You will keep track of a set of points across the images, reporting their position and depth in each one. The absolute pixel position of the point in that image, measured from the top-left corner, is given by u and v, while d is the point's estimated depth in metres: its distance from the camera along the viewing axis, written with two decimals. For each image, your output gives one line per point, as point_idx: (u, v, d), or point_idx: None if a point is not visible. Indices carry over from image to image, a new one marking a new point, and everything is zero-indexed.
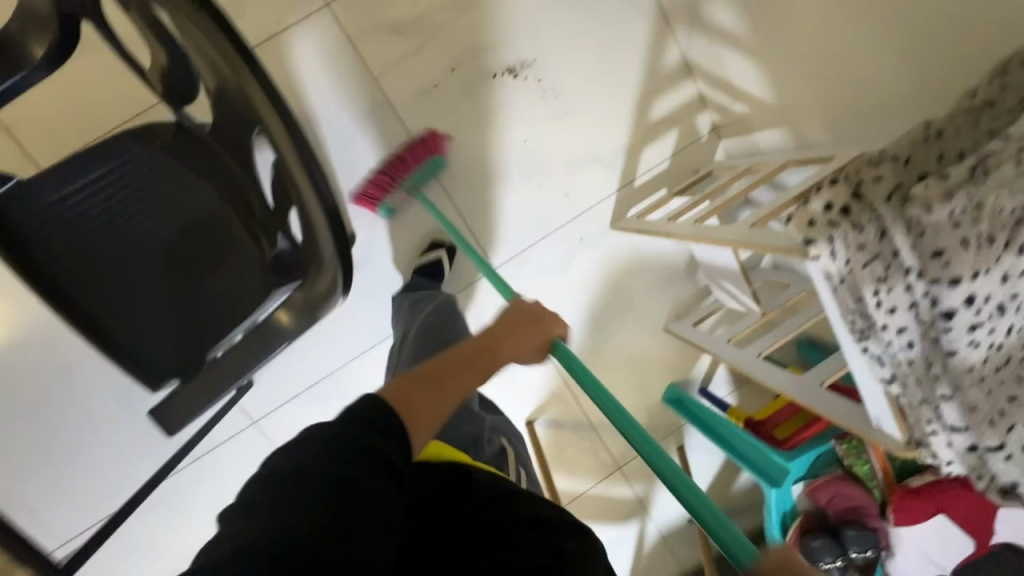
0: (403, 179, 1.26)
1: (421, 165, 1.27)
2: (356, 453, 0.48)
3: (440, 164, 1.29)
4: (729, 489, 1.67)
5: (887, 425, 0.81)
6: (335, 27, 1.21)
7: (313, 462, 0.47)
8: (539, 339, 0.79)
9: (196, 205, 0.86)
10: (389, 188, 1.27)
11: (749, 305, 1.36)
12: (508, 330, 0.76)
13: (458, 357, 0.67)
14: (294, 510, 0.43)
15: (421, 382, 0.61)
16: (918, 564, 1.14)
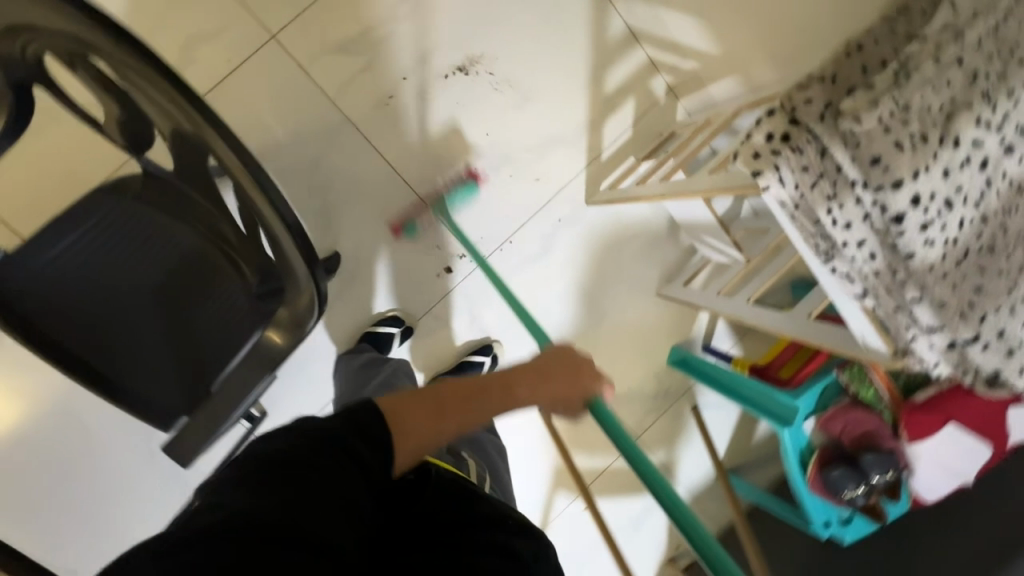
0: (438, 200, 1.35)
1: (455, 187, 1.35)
2: (332, 448, 0.55)
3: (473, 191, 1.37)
4: (750, 441, 1.68)
5: (872, 340, 0.81)
6: (284, 57, 1.25)
7: (293, 450, 0.54)
8: (572, 387, 0.76)
9: (176, 245, 0.90)
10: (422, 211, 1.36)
11: (733, 256, 1.38)
12: (537, 372, 0.74)
13: (470, 384, 0.69)
14: (272, 490, 0.50)
15: (424, 401, 0.64)
16: (941, 479, 1.15)
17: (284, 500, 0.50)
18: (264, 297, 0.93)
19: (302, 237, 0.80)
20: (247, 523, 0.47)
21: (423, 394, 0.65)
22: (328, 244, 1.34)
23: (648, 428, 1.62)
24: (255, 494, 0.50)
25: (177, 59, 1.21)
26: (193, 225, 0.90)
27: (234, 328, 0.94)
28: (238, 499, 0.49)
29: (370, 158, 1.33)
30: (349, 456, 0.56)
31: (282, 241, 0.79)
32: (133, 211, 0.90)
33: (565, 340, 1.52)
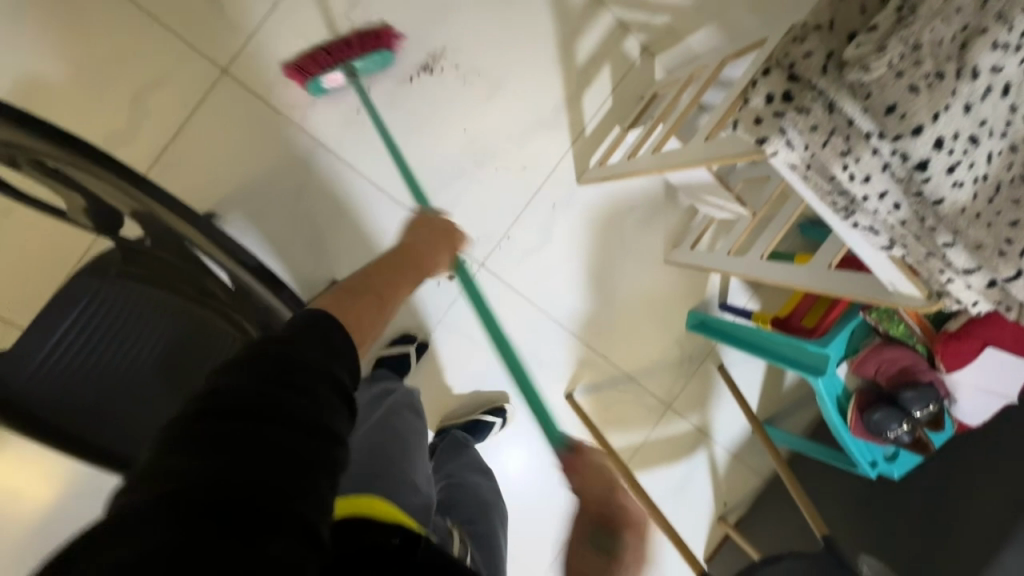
0: (345, 63, 1.16)
1: (364, 53, 1.17)
2: (296, 380, 0.45)
3: (390, 62, 1.21)
4: (781, 390, 1.66)
5: (903, 286, 0.79)
6: (241, 89, 1.20)
7: (244, 391, 0.43)
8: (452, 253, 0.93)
9: (174, 315, 0.88)
10: (326, 64, 1.16)
11: (737, 211, 1.33)
12: (428, 244, 0.90)
13: (377, 273, 0.76)
14: (221, 450, 0.39)
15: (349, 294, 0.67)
16: (985, 403, 1.13)
17: (240, 461, 0.39)
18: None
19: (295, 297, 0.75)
20: (199, 500, 0.37)
21: (360, 290, 0.69)
22: (324, 274, 1.30)
23: (677, 395, 1.60)
24: (203, 457, 0.39)
25: (132, 112, 1.16)
26: (189, 291, 0.88)
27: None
28: (183, 463, 0.38)
29: (350, 176, 1.28)
30: (316, 391, 0.46)
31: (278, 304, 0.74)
32: (123, 290, 0.87)
33: (579, 324, 1.49)
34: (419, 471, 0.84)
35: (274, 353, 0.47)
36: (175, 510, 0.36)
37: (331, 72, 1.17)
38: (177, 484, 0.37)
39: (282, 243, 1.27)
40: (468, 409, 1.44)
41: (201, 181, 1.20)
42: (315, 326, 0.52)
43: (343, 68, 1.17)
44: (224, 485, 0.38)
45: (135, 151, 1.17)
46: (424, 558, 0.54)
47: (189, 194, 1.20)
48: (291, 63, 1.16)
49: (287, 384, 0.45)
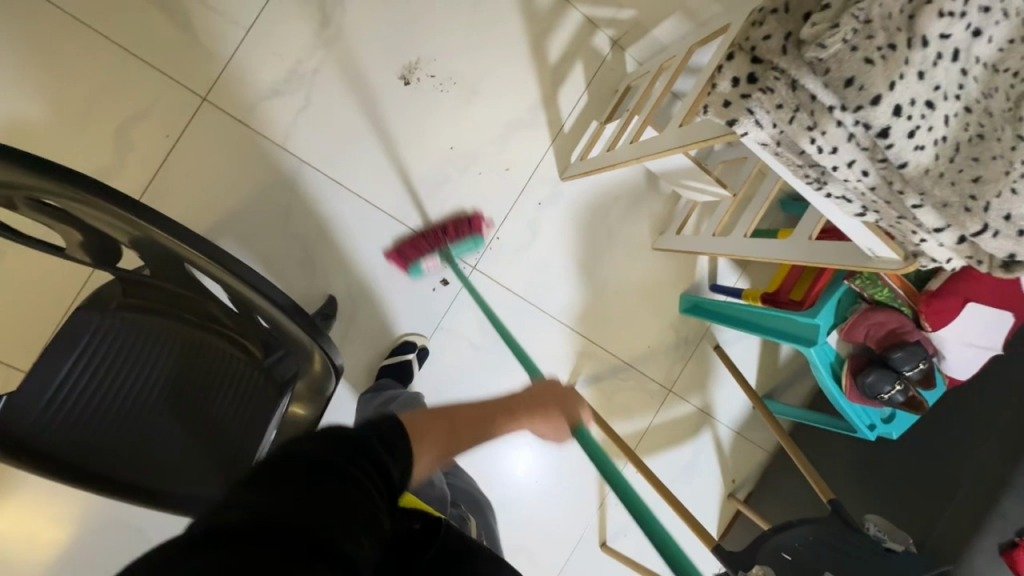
0: (441, 249, 1.31)
1: (460, 238, 1.32)
2: (354, 452, 0.51)
3: (479, 245, 1.36)
4: (777, 364, 1.69)
5: (881, 250, 0.82)
6: (222, 114, 1.21)
7: (311, 451, 0.48)
8: (565, 422, 0.76)
9: (175, 343, 0.89)
10: (424, 250, 1.31)
11: (718, 193, 1.36)
12: (541, 401, 0.76)
13: (469, 409, 0.70)
14: (282, 489, 0.43)
15: (436, 426, 0.65)
16: (974, 357, 1.16)
17: (287, 498, 0.43)
18: (275, 368, 0.91)
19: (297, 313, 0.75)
20: (249, 527, 0.40)
21: (440, 414, 0.66)
22: (321, 290, 1.32)
23: (677, 378, 1.63)
24: (258, 494, 0.43)
25: (116, 148, 1.17)
26: (190, 315, 0.90)
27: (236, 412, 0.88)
28: (251, 495, 0.43)
29: (338, 192, 1.30)
30: (367, 463, 0.51)
31: (280, 317, 0.74)
32: (121, 321, 0.88)
33: (574, 318, 1.52)
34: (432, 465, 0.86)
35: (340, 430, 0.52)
36: (226, 534, 0.39)
37: (428, 257, 1.31)
38: (243, 511, 0.41)
39: (277, 263, 1.28)
40: (473, 408, 1.46)
41: (191, 209, 1.22)
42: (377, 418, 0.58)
43: (438, 253, 1.32)
44: (284, 516, 0.41)
45: (123, 184, 1.18)
46: (448, 535, 0.59)
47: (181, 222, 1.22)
48: (392, 251, 1.32)
49: (348, 452, 0.50)
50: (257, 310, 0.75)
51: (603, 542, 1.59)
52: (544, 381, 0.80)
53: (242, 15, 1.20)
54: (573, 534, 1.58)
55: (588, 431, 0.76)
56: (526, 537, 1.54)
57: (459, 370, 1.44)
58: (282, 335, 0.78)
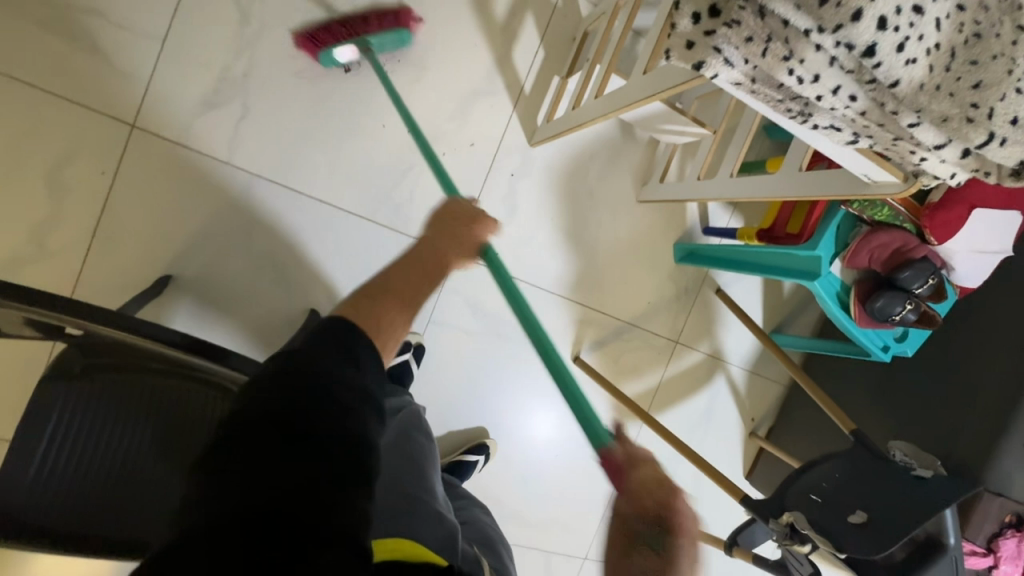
0: (359, 35, 1.13)
1: (383, 32, 1.14)
2: (325, 411, 0.54)
3: (406, 42, 1.19)
4: (782, 296, 1.65)
5: (878, 174, 0.77)
6: (156, 139, 1.13)
7: (281, 419, 0.53)
8: (469, 241, 0.83)
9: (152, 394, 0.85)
10: (337, 36, 1.13)
11: (696, 132, 1.29)
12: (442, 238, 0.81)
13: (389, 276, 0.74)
14: (262, 471, 0.49)
15: (381, 300, 0.69)
16: (983, 262, 1.11)
17: (266, 481, 0.49)
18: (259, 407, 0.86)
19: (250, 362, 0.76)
20: (242, 513, 0.47)
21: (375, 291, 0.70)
22: (301, 305, 1.27)
23: (682, 328, 1.60)
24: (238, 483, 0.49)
25: (51, 196, 1.09)
26: (157, 365, 0.83)
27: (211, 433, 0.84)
28: (230, 483, 0.49)
29: (298, 201, 1.23)
30: (336, 416, 0.54)
31: (228, 371, 0.74)
32: (88, 386, 0.83)
33: (567, 286, 1.47)
34: (437, 498, 0.83)
35: (303, 379, 0.55)
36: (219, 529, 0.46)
37: (341, 39, 1.13)
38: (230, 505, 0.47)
39: (249, 286, 1.23)
40: (479, 396, 1.44)
41: (146, 247, 1.15)
42: (331, 335, 0.61)
43: (354, 43, 1.13)
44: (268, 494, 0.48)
45: (69, 232, 1.11)
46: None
47: (140, 261, 1.15)
48: (303, 33, 1.15)
49: (323, 412, 0.54)
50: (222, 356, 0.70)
51: None
52: (431, 217, 0.83)
53: (153, 27, 1.10)
54: (602, 496, 1.59)
55: (490, 248, 0.83)
56: (555, 509, 1.55)
57: (460, 358, 1.41)
58: (246, 383, 0.76)
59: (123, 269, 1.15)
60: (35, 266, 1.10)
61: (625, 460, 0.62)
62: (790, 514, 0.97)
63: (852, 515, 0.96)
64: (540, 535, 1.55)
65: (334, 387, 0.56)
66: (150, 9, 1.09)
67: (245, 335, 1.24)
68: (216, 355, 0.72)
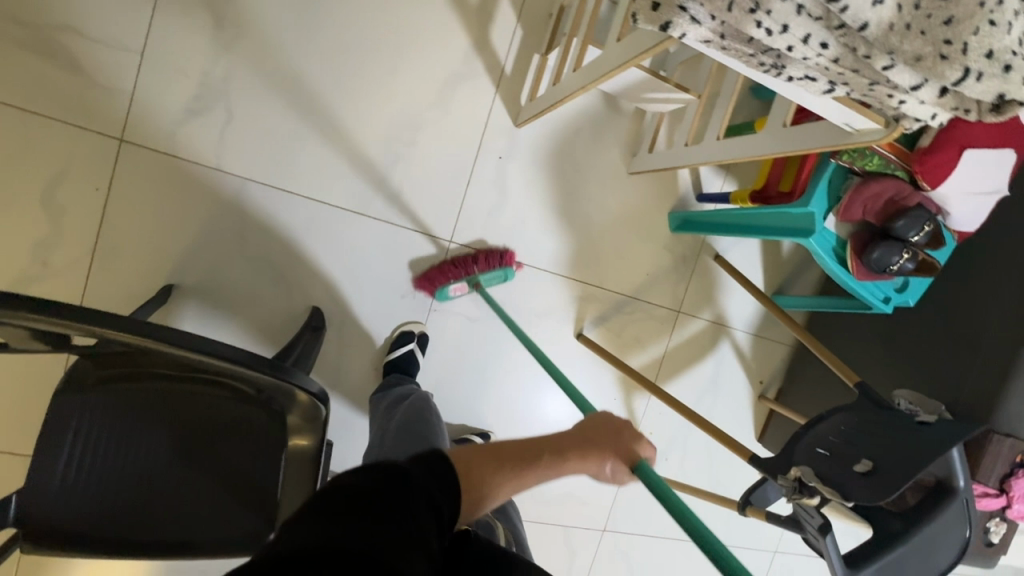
0: (469, 274, 1.34)
1: (490, 269, 1.36)
2: (415, 497, 0.54)
3: (509, 276, 1.39)
4: (781, 257, 1.64)
5: (859, 121, 0.77)
6: (144, 150, 1.14)
7: (379, 490, 0.52)
8: (620, 460, 0.70)
9: (158, 402, 0.83)
10: (453, 275, 1.34)
11: (680, 97, 1.28)
12: (596, 439, 0.71)
13: (515, 443, 0.69)
14: (345, 517, 0.48)
15: (483, 461, 0.65)
16: (978, 204, 1.11)
17: (350, 524, 0.48)
18: (271, 407, 0.80)
19: (258, 360, 0.72)
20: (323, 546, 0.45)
21: (486, 451, 0.67)
22: (303, 303, 1.29)
23: (684, 296, 1.60)
24: (325, 521, 0.47)
25: (48, 215, 1.11)
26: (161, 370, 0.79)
27: (225, 431, 0.85)
28: (313, 525, 0.47)
29: (290, 201, 1.24)
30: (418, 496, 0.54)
31: (236, 370, 0.71)
32: (97, 397, 0.83)
33: (564, 263, 1.47)
34: None
35: (403, 469, 0.57)
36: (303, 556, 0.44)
37: (457, 280, 1.34)
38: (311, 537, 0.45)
39: (251, 288, 1.25)
40: (486, 379, 1.46)
41: (147, 256, 1.18)
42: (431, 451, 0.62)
43: (466, 278, 1.34)
44: (344, 537, 0.46)
45: (70, 250, 1.14)
46: (478, 546, 0.62)
47: (141, 272, 1.18)
48: (421, 275, 1.35)
49: (415, 495, 0.54)
50: (225, 353, 0.70)
51: None
52: (600, 417, 0.75)
53: (130, 40, 1.10)
54: None
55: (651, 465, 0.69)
56: (572, 484, 1.58)
57: (465, 344, 1.42)
58: (248, 379, 0.73)
59: (126, 281, 1.17)
60: (41, 284, 1.13)
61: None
62: (797, 469, 0.99)
63: (858, 465, 0.95)
64: (558, 510, 1.58)
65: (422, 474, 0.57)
66: (124, 21, 1.09)
67: (252, 336, 1.27)
68: (214, 356, 0.70)
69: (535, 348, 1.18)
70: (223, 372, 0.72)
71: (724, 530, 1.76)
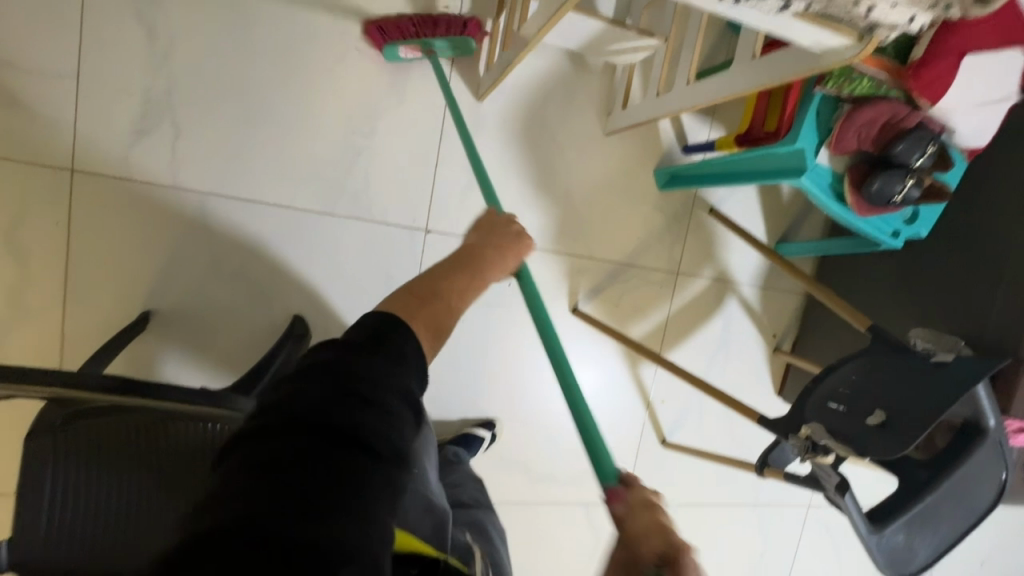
0: (423, 40, 1.14)
1: (445, 36, 1.12)
2: (362, 409, 0.52)
3: (471, 49, 1.14)
4: (782, 202, 1.54)
5: (831, 41, 0.69)
6: (97, 179, 1.11)
7: (310, 430, 0.50)
8: (515, 255, 0.84)
9: (128, 440, 0.82)
10: (404, 33, 1.14)
11: (647, 44, 1.19)
12: (498, 251, 0.83)
13: (450, 283, 0.74)
14: (283, 463, 0.47)
15: (423, 302, 0.69)
16: (987, 116, 1.00)
17: (290, 472, 0.47)
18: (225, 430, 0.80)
19: (195, 393, 0.72)
20: (261, 505, 0.44)
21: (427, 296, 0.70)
22: (285, 313, 1.26)
23: (681, 257, 1.52)
24: (261, 474, 0.46)
25: (14, 257, 1.10)
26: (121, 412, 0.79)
27: (202, 460, 0.84)
28: (248, 479, 0.46)
29: (254, 211, 1.20)
30: (367, 414, 0.52)
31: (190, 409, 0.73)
32: (66, 442, 0.80)
33: (550, 238, 1.41)
34: (431, 484, 0.82)
35: (340, 378, 0.54)
36: (241, 518, 0.43)
37: (409, 43, 1.14)
38: (252, 495, 0.45)
39: (229, 305, 1.23)
40: (481, 367, 1.42)
41: (119, 285, 1.16)
42: (376, 347, 0.59)
43: (420, 44, 1.14)
44: (282, 487, 0.46)
45: (43, 290, 1.13)
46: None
47: (117, 301, 1.16)
48: (371, 24, 1.16)
49: (350, 412, 0.52)
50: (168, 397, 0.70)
51: (663, 440, 1.58)
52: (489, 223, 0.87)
53: (65, 67, 1.07)
54: (633, 437, 1.57)
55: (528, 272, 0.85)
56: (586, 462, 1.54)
57: (457, 335, 1.38)
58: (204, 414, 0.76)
59: (104, 313, 1.16)
60: (20, 326, 1.13)
61: (624, 513, 0.59)
62: (808, 427, 0.92)
63: (871, 417, 0.88)
64: (575, 489, 1.55)
65: (370, 383, 0.55)
66: (54, 48, 1.05)
67: (237, 354, 1.25)
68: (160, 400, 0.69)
69: (476, 161, 1.02)
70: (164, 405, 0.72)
71: (753, 491, 1.71)
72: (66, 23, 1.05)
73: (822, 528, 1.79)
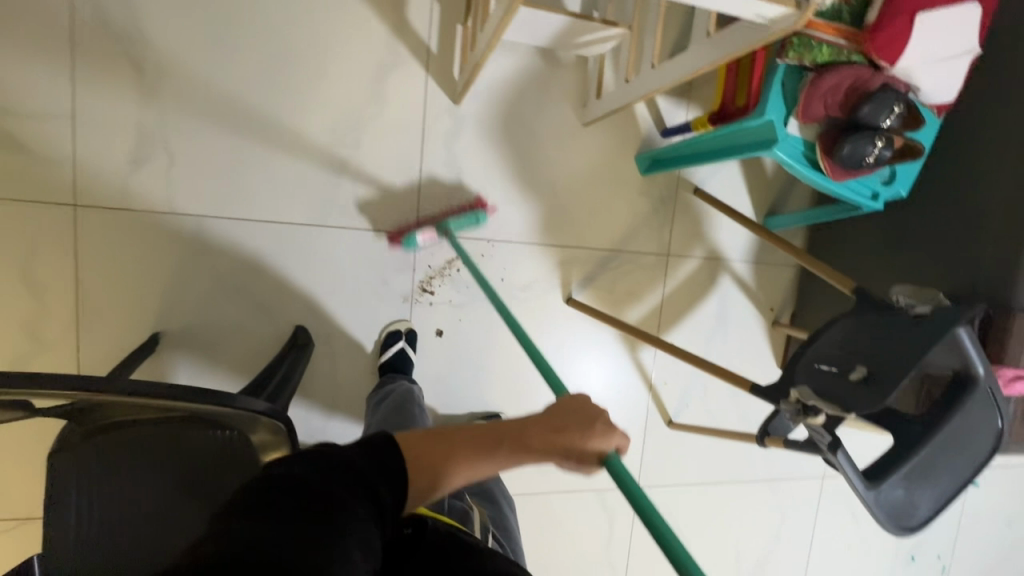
0: (438, 222, 1.31)
1: (460, 214, 1.32)
2: (351, 486, 0.55)
3: (481, 219, 1.34)
4: (766, 176, 1.56)
5: (772, 11, 0.72)
6: (98, 210, 1.17)
7: (302, 493, 0.53)
8: (581, 441, 0.68)
9: (136, 464, 0.85)
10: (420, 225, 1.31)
11: (612, 32, 1.21)
12: (553, 426, 0.69)
13: (474, 432, 0.67)
14: (273, 515, 0.50)
15: (432, 443, 0.65)
16: (951, 71, 1.01)
17: (279, 525, 0.50)
18: (234, 432, 0.82)
19: (195, 392, 0.75)
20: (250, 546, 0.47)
21: (438, 435, 0.65)
22: (287, 325, 1.31)
23: (671, 239, 1.54)
24: (255, 522, 0.49)
25: (26, 290, 1.16)
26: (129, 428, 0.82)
27: (204, 468, 0.85)
28: (241, 524, 0.49)
29: (249, 229, 1.25)
30: (355, 492, 0.55)
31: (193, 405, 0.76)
32: (82, 461, 0.85)
33: (537, 231, 1.44)
34: None
35: (340, 457, 0.58)
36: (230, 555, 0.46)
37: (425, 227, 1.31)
38: (243, 537, 0.48)
39: (233, 320, 1.27)
40: (483, 362, 1.45)
41: (127, 309, 1.21)
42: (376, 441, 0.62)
43: (437, 226, 1.32)
44: (269, 537, 0.48)
45: (56, 319, 1.18)
46: (433, 535, 0.63)
47: (127, 324, 1.22)
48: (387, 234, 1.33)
49: (342, 487, 0.55)
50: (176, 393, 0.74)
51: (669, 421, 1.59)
52: (564, 401, 0.73)
53: (59, 107, 1.12)
54: (639, 420, 1.59)
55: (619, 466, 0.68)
56: None
57: (455, 333, 1.42)
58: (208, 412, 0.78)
59: (115, 337, 1.22)
60: (39, 356, 1.19)
61: None
62: (797, 391, 0.94)
63: (853, 373, 0.90)
64: (586, 475, 1.57)
65: (363, 465, 0.58)
66: (48, 90, 1.11)
67: (243, 367, 1.29)
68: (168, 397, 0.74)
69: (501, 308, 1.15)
70: (172, 405, 0.77)
71: (766, 464, 1.71)
72: (57, 66, 1.11)
73: (840, 497, 1.79)
